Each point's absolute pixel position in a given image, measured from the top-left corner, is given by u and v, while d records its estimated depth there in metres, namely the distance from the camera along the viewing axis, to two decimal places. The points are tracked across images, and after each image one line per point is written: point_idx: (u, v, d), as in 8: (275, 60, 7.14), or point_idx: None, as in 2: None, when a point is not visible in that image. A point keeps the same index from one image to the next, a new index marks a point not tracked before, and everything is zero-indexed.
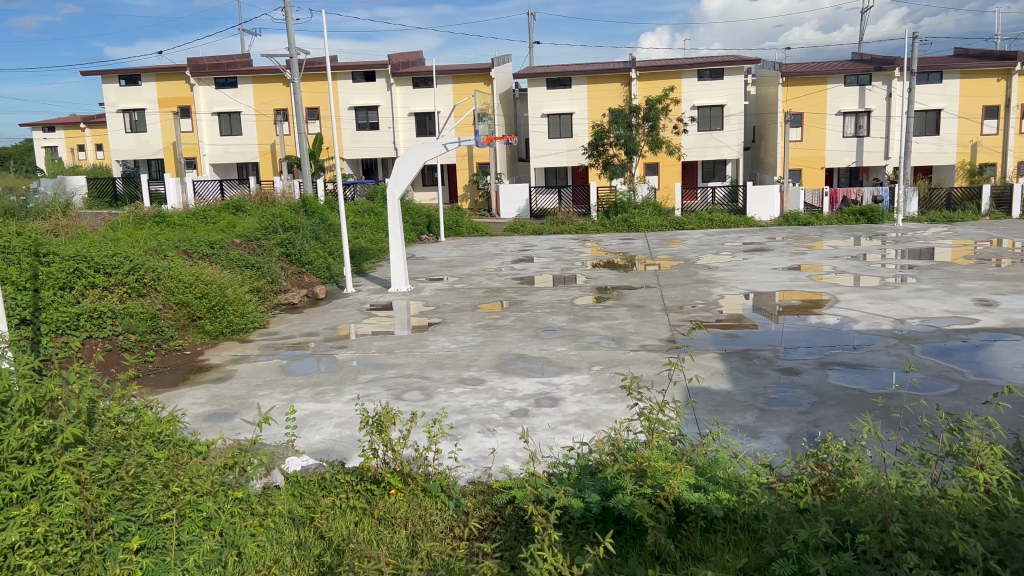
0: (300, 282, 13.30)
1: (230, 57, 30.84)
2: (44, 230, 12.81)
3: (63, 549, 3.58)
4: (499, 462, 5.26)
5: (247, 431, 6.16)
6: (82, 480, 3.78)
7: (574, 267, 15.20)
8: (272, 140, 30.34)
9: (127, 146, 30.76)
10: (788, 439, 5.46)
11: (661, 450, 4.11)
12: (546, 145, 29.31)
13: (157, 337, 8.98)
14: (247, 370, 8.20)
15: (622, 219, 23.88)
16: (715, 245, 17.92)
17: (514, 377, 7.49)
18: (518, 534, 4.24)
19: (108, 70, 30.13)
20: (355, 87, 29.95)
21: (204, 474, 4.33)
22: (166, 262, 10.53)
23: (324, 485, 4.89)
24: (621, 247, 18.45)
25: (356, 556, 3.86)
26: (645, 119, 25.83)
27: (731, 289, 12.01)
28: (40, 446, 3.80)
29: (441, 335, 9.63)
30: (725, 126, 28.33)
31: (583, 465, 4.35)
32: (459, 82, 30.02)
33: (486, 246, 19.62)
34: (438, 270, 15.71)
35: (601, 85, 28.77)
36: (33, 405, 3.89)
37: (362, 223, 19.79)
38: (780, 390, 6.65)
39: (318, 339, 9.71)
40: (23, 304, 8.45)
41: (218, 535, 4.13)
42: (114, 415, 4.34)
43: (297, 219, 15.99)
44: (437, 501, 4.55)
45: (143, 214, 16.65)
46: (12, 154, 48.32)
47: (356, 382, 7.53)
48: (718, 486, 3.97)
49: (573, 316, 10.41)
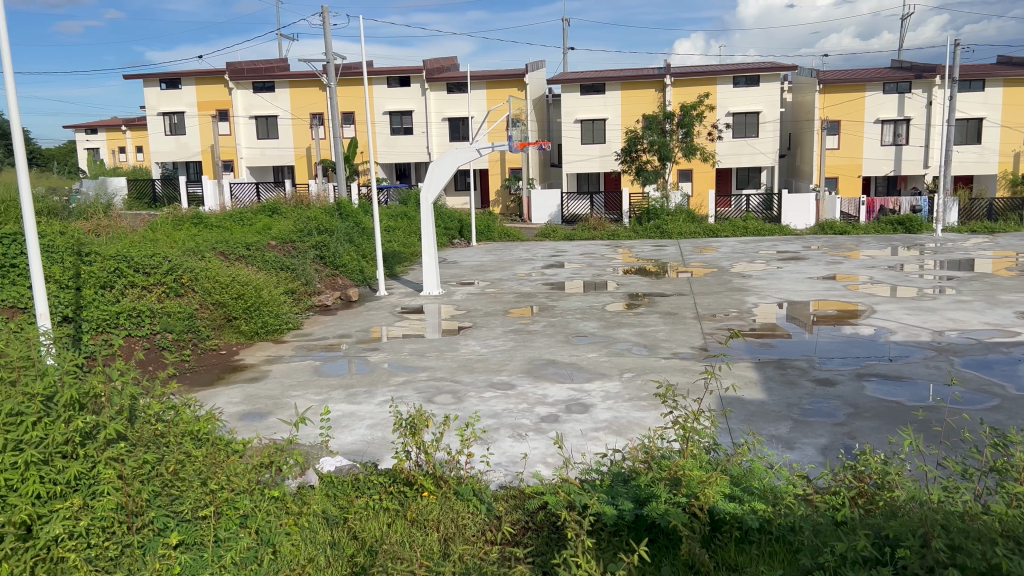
0: (334, 284, 13.43)
1: (267, 62, 31.25)
2: (86, 230, 13.15)
3: (104, 543, 3.65)
4: (529, 467, 5.26)
5: (282, 431, 6.25)
6: (124, 476, 3.88)
7: (605, 274, 15.15)
8: (308, 144, 30.72)
9: (166, 148, 31.20)
10: (823, 450, 5.40)
11: (696, 460, 4.08)
12: (580, 151, 29.30)
13: (193, 336, 9.12)
14: (281, 371, 8.30)
15: (654, 226, 23.77)
16: (748, 253, 17.80)
17: (544, 383, 7.47)
18: (550, 540, 4.22)
19: (149, 74, 30.67)
20: (389, 92, 30.16)
21: (241, 473, 4.38)
22: (203, 263, 10.70)
23: (358, 486, 4.92)
24: (653, 253, 18.38)
25: (389, 556, 3.87)
26: (679, 126, 25.69)
27: (765, 298, 11.87)
28: (84, 442, 3.90)
29: (471, 339, 9.66)
30: (760, 133, 28.07)
31: (616, 473, 4.33)
32: (493, 88, 30.15)
33: (518, 251, 19.66)
34: (469, 274, 15.76)
35: (635, 91, 28.63)
36: (77, 401, 3.98)
37: (394, 227, 19.95)
38: (816, 401, 6.56)
39: (350, 340, 9.81)
40: (65, 302, 8.68)
41: (254, 533, 4.17)
42: (153, 412, 4.43)
43: (332, 222, 16.17)
44: (468, 505, 4.55)
45: (182, 215, 17.03)
46: (55, 154, 49.65)
47: (387, 384, 7.60)
48: (754, 497, 3.93)
49: (604, 323, 10.36)
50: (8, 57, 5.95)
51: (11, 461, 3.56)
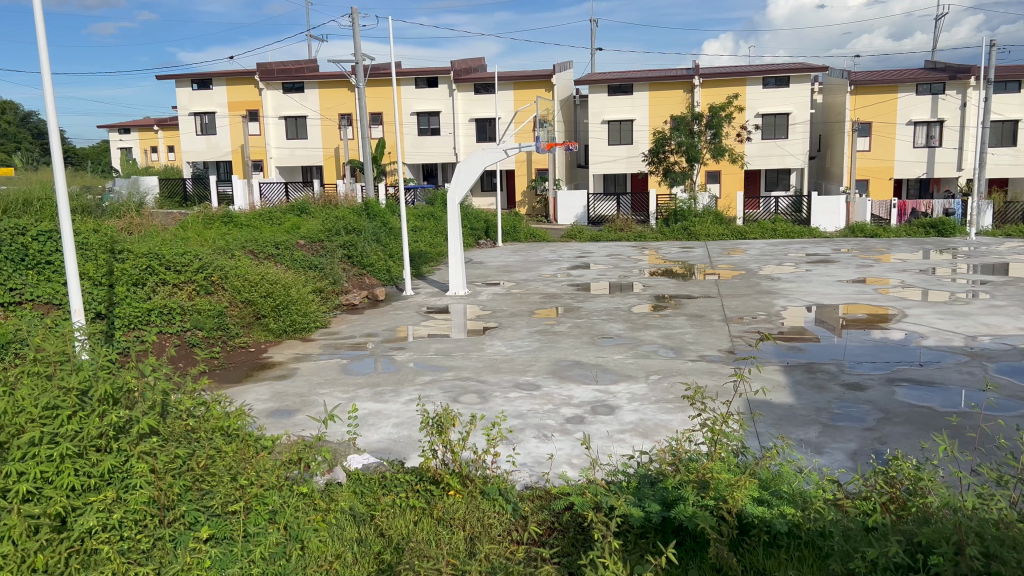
0: (361, 284, 13.52)
1: (297, 62, 31.53)
2: (119, 228, 13.37)
3: (137, 536, 3.71)
4: (554, 468, 5.25)
5: (311, 428, 6.29)
6: (156, 470, 3.95)
7: (631, 275, 15.12)
8: (336, 144, 30.97)
9: (197, 148, 31.59)
10: (852, 455, 5.33)
11: (725, 463, 4.04)
12: (607, 152, 29.21)
13: (223, 333, 9.25)
14: (309, 369, 8.37)
15: (681, 227, 23.63)
16: (777, 256, 17.65)
17: (570, 384, 7.45)
18: (575, 541, 4.21)
19: (181, 75, 31.09)
20: (417, 93, 30.30)
21: (270, 469, 4.44)
22: (233, 261, 10.81)
23: (385, 484, 4.94)
24: (681, 255, 18.29)
25: (415, 555, 3.87)
26: (707, 127, 25.54)
27: (794, 301, 11.76)
28: (118, 436, 3.97)
29: (497, 339, 9.68)
30: (789, 134, 27.82)
31: (643, 475, 4.32)
32: (520, 89, 30.19)
33: (544, 252, 19.64)
34: (495, 275, 15.79)
35: (663, 92, 28.49)
36: (111, 396, 4.07)
37: (421, 227, 20.04)
38: (845, 406, 6.48)
39: (377, 339, 9.87)
40: (99, 298, 8.85)
41: (282, 528, 4.21)
42: (185, 408, 4.51)
43: (359, 222, 16.29)
44: (494, 504, 4.55)
45: (212, 214, 17.23)
46: (89, 154, 50.53)
47: (413, 383, 7.63)
48: (783, 501, 3.88)
49: (630, 324, 10.33)
50: (45, 56, 6.06)
51: (47, 453, 3.63)
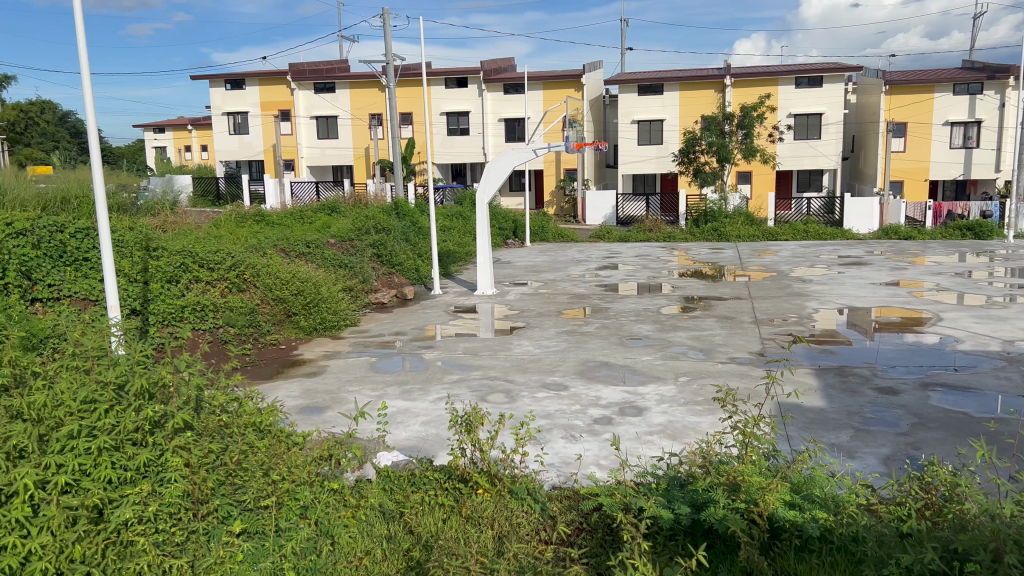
0: (390, 283, 13.62)
1: (329, 62, 31.82)
2: (154, 226, 13.62)
3: (172, 529, 3.78)
4: (583, 469, 5.24)
5: (341, 425, 6.35)
6: (191, 463, 4.01)
7: (660, 276, 15.06)
8: (366, 144, 31.20)
9: (230, 147, 31.97)
10: (885, 460, 5.26)
11: (756, 466, 4.01)
12: (636, 152, 29.09)
13: (254, 331, 9.39)
14: (338, 366, 8.44)
15: (711, 228, 23.48)
16: (808, 258, 17.45)
17: (597, 384, 7.44)
18: (604, 541, 4.20)
19: (215, 75, 31.50)
20: (447, 93, 30.41)
21: (301, 465, 4.49)
22: (265, 259, 10.95)
23: (414, 481, 4.97)
24: (711, 256, 18.16)
25: (444, 553, 3.89)
26: (738, 127, 25.32)
27: (826, 304, 11.62)
28: (153, 430, 4.05)
29: (524, 339, 9.68)
30: (823, 135, 27.50)
31: (672, 476, 4.29)
32: (550, 89, 30.16)
33: (572, 252, 19.61)
34: (523, 275, 15.80)
35: (694, 92, 28.28)
36: (147, 390, 4.15)
37: (450, 227, 20.12)
38: (878, 411, 6.39)
39: (405, 338, 9.91)
40: (134, 295, 9.16)
41: (313, 523, 4.26)
42: (219, 403, 4.57)
43: (389, 221, 16.41)
44: (522, 503, 4.56)
45: (245, 213, 17.44)
46: (125, 153, 51.39)
47: (441, 382, 7.65)
48: (815, 505, 3.83)
49: (659, 326, 10.28)
50: (85, 59, 6.19)
51: (85, 446, 3.71)
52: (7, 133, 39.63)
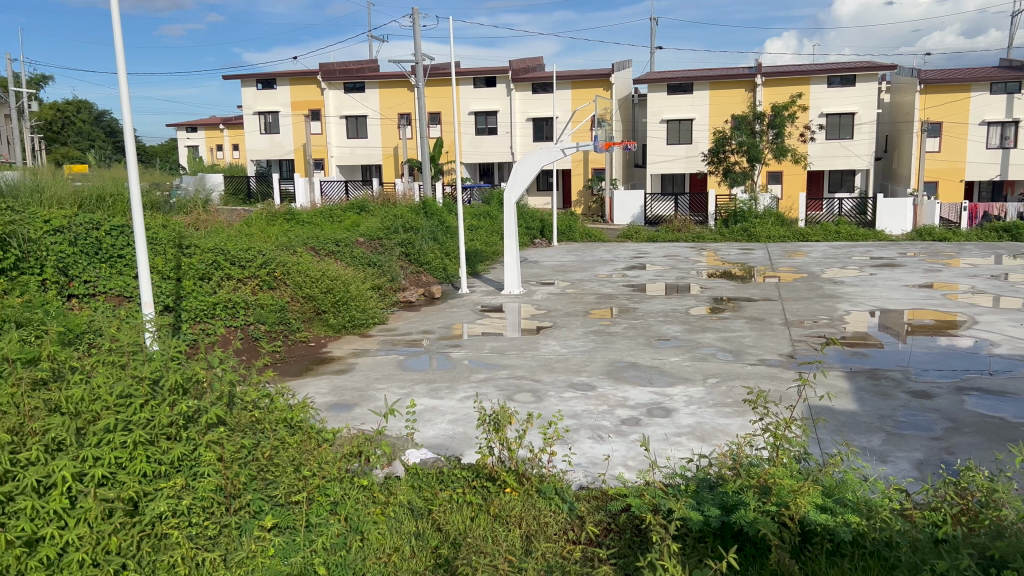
0: (418, 281, 13.70)
1: (358, 62, 32.03)
2: (187, 224, 13.80)
3: (205, 523, 3.83)
4: (611, 470, 5.22)
5: (370, 422, 6.40)
6: (223, 458, 4.08)
7: (688, 276, 14.97)
8: (395, 143, 31.38)
9: (261, 146, 32.31)
10: (918, 465, 5.18)
11: (787, 469, 3.97)
12: (665, 152, 28.93)
13: (284, 328, 9.49)
14: (367, 364, 8.50)
15: (741, 228, 23.28)
16: (840, 259, 17.24)
17: (625, 385, 7.42)
18: (632, 543, 4.18)
19: (247, 75, 31.84)
20: (475, 92, 30.47)
21: (331, 461, 4.53)
22: (295, 257, 11.05)
23: (442, 479, 4.99)
24: (740, 257, 18.00)
25: (473, 551, 3.90)
26: (769, 126, 25.07)
27: (858, 306, 11.48)
28: (187, 425, 4.13)
29: (551, 339, 9.67)
30: (855, 135, 27.15)
31: (702, 478, 4.28)
32: (578, 88, 30.09)
33: (600, 252, 19.56)
34: (550, 274, 15.78)
35: (724, 91, 28.07)
36: (181, 386, 4.23)
37: (477, 226, 20.16)
38: (910, 414, 6.30)
39: (432, 337, 9.95)
40: (167, 292, 9.08)
41: (343, 519, 4.27)
42: (251, 399, 4.64)
43: (417, 220, 16.48)
44: (550, 503, 4.56)
45: (275, 211, 17.60)
46: (158, 152, 52.17)
47: (468, 380, 7.67)
48: (847, 509, 3.78)
49: (688, 326, 10.21)
50: (122, 58, 6.29)
51: (121, 440, 3.78)
52: (45, 132, 40.41)
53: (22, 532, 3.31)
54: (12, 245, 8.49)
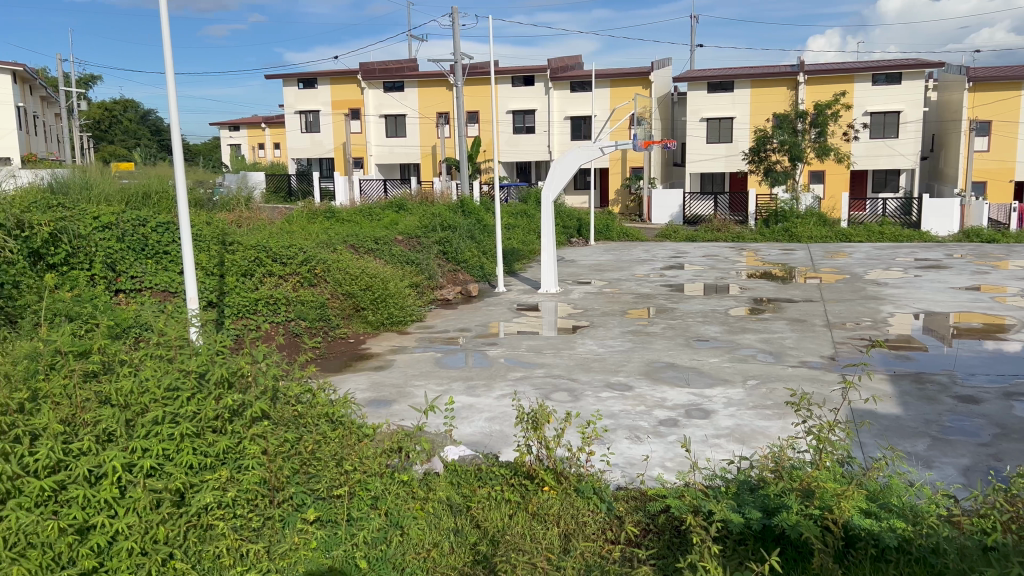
0: (455, 279, 13.77)
1: (398, 62, 32.26)
2: (230, 221, 14.04)
3: (249, 515, 3.92)
4: (649, 471, 5.20)
5: (409, 418, 6.45)
6: (267, 451, 4.16)
7: (727, 276, 14.82)
8: (433, 142, 31.56)
9: (301, 145, 32.73)
10: (964, 471, 5.07)
11: (830, 472, 3.92)
12: (705, 150, 28.66)
13: (324, 324, 9.61)
14: (405, 361, 8.57)
15: (781, 229, 22.99)
16: (884, 260, 16.94)
17: (663, 385, 7.38)
18: (671, 544, 4.16)
19: (288, 74, 32.26)
20: (513, 91, 30.51)
21: (372, 456, 4.58)
22: (335, 255, 11.18)
23: (481, 476, 5.01)
24: (781, 257, 17.77)
25: (512, 548, 3.91)
26: (811, 125, 24.71)
27: (902, 308, 11.26)
28: (232, 419, 4.22)
29: (589, 338, 9.64)
30: (900, 134, 26.64)
31: (743, 481, 4.24)
32: (617, 86, 29.96)
33: (638, 251, 19.47)
34: (587, 273, 15.74)
35: (766, 89, 27.72)
36: (227, 380, 4.32)
37: (514, 224, 20.19)
38: (957, 420, 6.16)
39: (469, 335, 9.99)
40: (211, 288, 9.23)
41: (384, 514, 4.32)
42: (294, 394, 4.71)
43: (455, 219, 16.57)
44: (589, 502, 4.56)
45: (315, 209, 17.83)
46: (201, 151, 53.12)
47: (505, 379, 7.69)
48: (892, 515, 3.71)
49: (727, 327, 10.11)
50: (170, 58, 6.41)
51: (169, 432, 3.87)
52: (93, 131, 41.44)
53: (74, 520, 3.42)
54: (63, 240, 8.69)
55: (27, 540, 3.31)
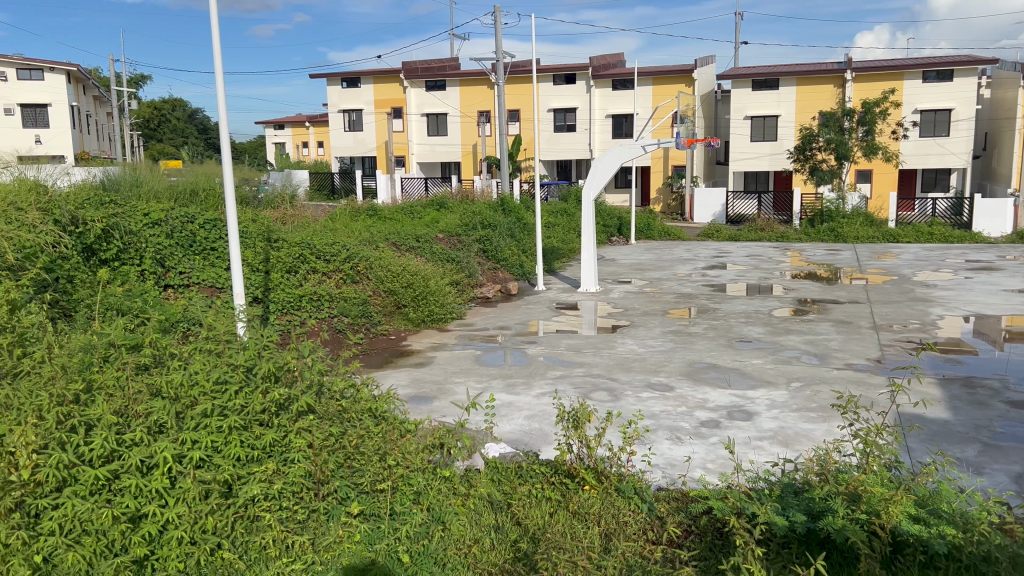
0: (495, 277, 13.83)
1: (440, 61, 32.44)
2: (275, 219, 14.25)
3: (294, 507, 4.00)
4: (691, 472, 5.16)
5: (450, 415, 6.50)
6: (313, 445, 4.23)
7: (771, 277, 14.62)
8: (474, 141, 31.69)
9: (344, 144, 33.10)
10: (1016, 478, 4.94)
11: (878, 477, 3.86)
12: (749, 148, 28.31)
13: (366, 321, 9.73)
14: (445, 358, 8.63)
15: (827, 228, 22.63)
16: (933, 261, 16.56)
17: (704, 387, 7.31)
18: (713, 546, 4.13)
19: (332, 74, 32.64)
20: (555, 89, 30.50)
21: (414, 451, 4.62)
22: (377, 252, 11.29)
23: (522, 474, 5.02)
24: (826, 258, 17.46)
25: (553, 546, 3.91)
26: (859, 124, 24.23)
27: (952, 310, 11.00)
28: (279, 412, 4.30)
29: (629, 338, 9.59)
30: (951, 132, 26.00)
31: (787, 483, 4.18)
32: (660, 84, 29.75)
33: (679, 251, 19.31)
34: (628, 273, 15.65)
35: (812, 86, 27.28)
36: (274, 373, 4.40)
37: (554, 223, 20.17)
38: (1008, 425, 6.01)
39: (508, 333, 10.01)
40: (256, 284, 9.43)
41: (426, 509, 4.34)
42: (338, 388, 4.76)
43: (495, 217, 16.61)
44: (630, 503, 4.54)
45: (358, 207, 18.02)
46: (246, 149, 54.06)
47: (544, 377, 7.70)
48: (942, 521, 3.62)
49: (771, 328, 9.99)
50: (219, 57, 6.53)
51: (218, 425, 3.95)
52: (143, 129, 42.34)
53: (127, 509, 3.53)
54: (115, 236, 8.94)
55: (83, 527, 3.46)
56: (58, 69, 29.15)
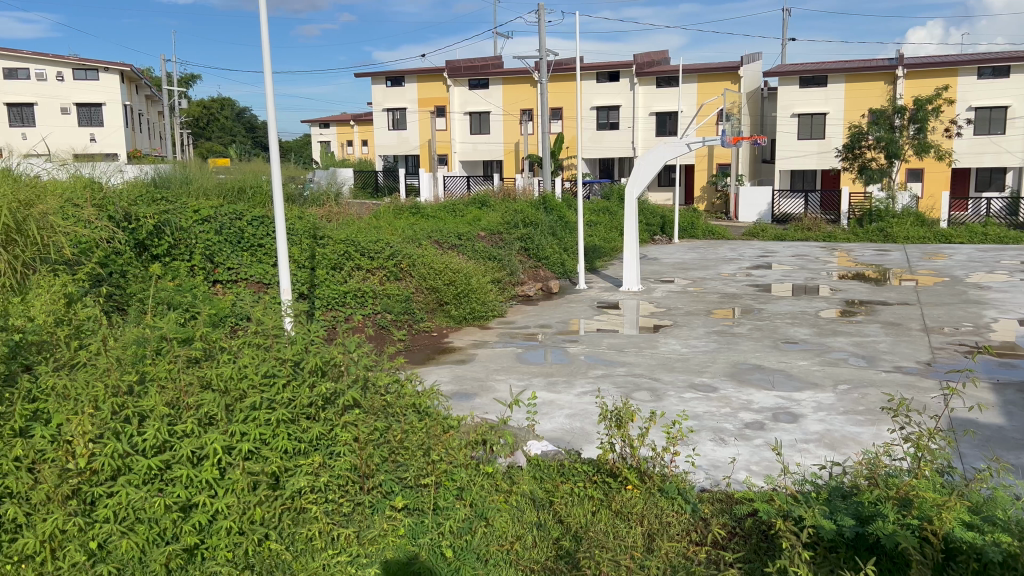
0: (537, 275, 13.83)
1: (483, 60, 32.52)
2: (321, 216, 14.44)
3: (340, 500, 4.07)
4: (735, 474, 5.10)
5: (492, 412, 6.52)
6: (358, 439, 4.29)
7: (817, 277, 14.36)
8: (516, 139, 31.73)
9: (388, 142, 33.40)
10: None
11: (930, 482, 3.77)
12: (795, 146, 27.88)
13: (409, 318, 9.81)
14: (486, 355, 8.66)
15: (876, 228, 22.16)
16: (987, 262, 16.08)
17: (749, 388, 7.21)
18: (758, 548, 4.08)
19: (376, 73, 32.95)
20: (598, 87, 30.41)
21: (457, 447, 4.65)
22: (420, 250, 11.38)
23: (563, 472, 5.01)
24: (875, 258, 17.07)
25: (595, 544, 3.90)
26: (911, 121, 23.66)
27: (1007, 313, 10.68)
28: (325, 406, 4.37)
29: (672, 338, 9.50)
30: (1007, 130, 25.26)
31: (834, 487, 4.11)
32: (705, 82, 29.45)
33: (723, 250, 19.06)
34: (671, 272, 15.52)
35: (862, 83, 26.75)
36: (320, 368, 4.48)
37: (596, 222, 20.06)
38: None
39: (550, 331, 10.01)
40: (302, 280, 9.53)
41: (469, 504, 4.36)
42: (383, 383, 4.81)
43: (537, 215, 16.60)
44: (674, 503, 4.51)
45: (401, 205, 18.15)
46: (292, 147, 54.86)
47: (586, 376, 7.69)
48: (997, 528, 3.52)
49: (817, 330, 9.81)
50: (269, 56, 6.64)
51: (266, 418, 4.04)
52: (192, 128, 43.23)
53: (178, 498, 3.62)
54: (166, 233, 9.17)
55: (136, 515, 3.56)
56: (112, 69, 29.91)
